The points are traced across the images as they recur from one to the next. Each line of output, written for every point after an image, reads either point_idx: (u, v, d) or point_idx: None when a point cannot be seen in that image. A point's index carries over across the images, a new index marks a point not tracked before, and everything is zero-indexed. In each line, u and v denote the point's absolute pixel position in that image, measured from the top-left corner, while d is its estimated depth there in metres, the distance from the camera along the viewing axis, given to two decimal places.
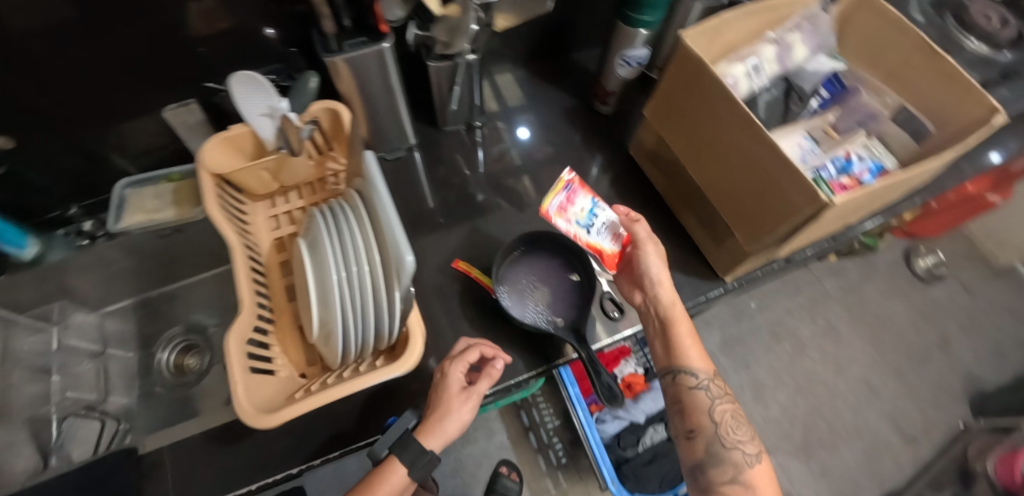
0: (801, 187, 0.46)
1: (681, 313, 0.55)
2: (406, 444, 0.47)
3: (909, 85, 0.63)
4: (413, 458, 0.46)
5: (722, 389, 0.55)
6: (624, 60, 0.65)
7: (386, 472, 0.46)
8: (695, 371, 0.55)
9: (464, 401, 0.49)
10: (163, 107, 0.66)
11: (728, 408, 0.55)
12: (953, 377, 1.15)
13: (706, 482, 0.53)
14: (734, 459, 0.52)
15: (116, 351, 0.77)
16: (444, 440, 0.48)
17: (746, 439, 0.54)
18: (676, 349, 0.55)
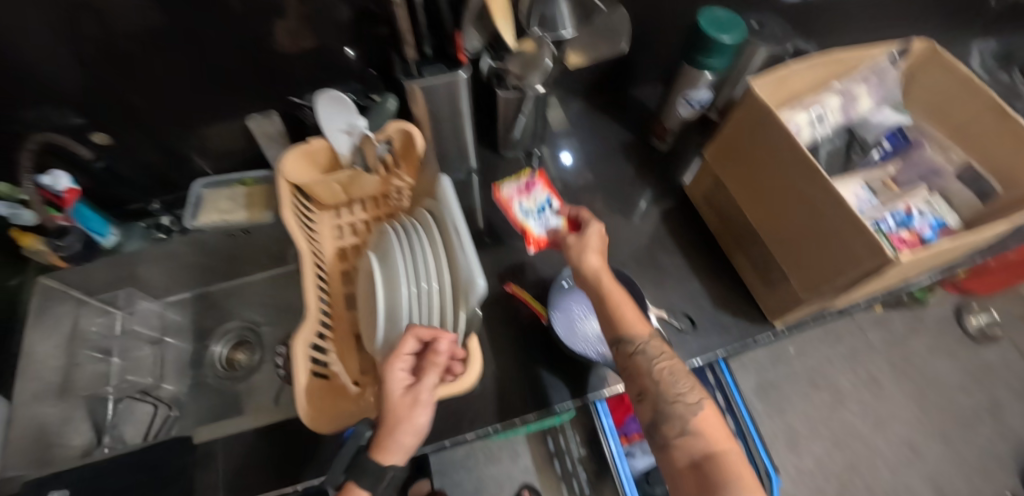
0: (864, 241, 0.46)
1: (610, 283, 0.55)
2: (364, 467, 0.41)
3: (977, 144, 0.62)
4: (373, 480, 0.41)
5: (661, 347, 0.52)
6: (687, 101, 0.67)
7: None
8: (632, 336, 0.52)
9: (412, 406, 0.41)
10: (247, 116, 0.70)
11: (667, 364, 0.52)
12: (1004, 446, 1.09)
13: (662, 438, 0.50)
14: (680, 412, 0.50)
15: (173, 340, 0.80)
16: (408, 453, 0.42)
17: (689, 390, 0.51)
18: (614, 319, 0.53)
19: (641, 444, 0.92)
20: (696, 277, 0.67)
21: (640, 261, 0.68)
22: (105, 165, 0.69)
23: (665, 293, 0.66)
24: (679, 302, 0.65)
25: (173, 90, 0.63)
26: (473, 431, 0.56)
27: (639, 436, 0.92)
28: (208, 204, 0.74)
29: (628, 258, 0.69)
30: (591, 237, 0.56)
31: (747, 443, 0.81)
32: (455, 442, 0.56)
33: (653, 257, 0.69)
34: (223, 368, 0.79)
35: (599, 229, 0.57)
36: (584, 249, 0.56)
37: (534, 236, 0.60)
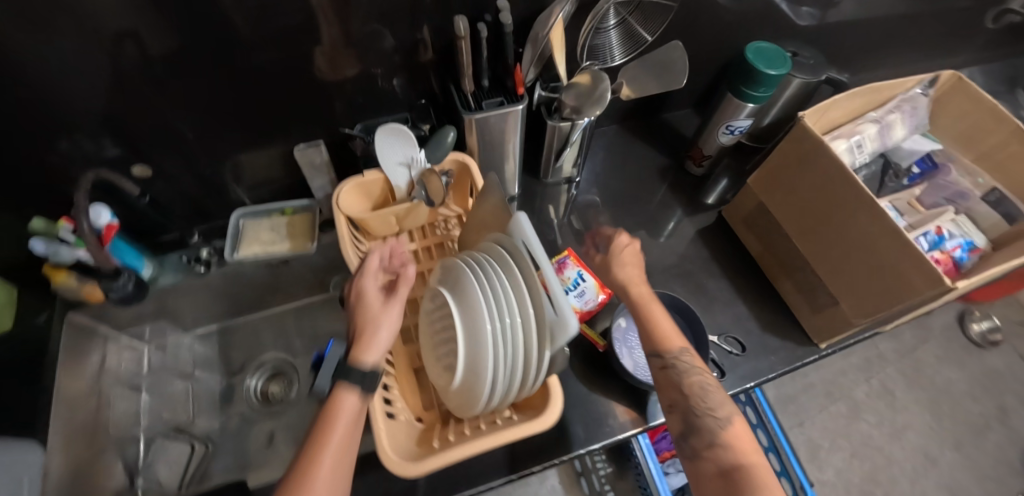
0: (923, 270, 0.48)
1: (644, 293, 0.53)
2: (348, 366, 0.44)
3: (1005, 169, 0.65)
4: (359, 379, 0.43)
5: (694, 358, 0.49)
6: (728, 129, 0.69)
7: (334, 408, 0.42)
8: (662, 346, 0.50)
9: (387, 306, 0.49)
10: (292, 145, 0.68)
11: (699, 379, 0.48)
12: (1012, 450, 1.14)
13: (691, 449, 0.46)
14: (707, 425, 0.45)
15: (203, 374, 0.76)
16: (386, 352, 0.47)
17: (719, 405, 0.47)
18: (645, 328, 0.51)
19: (674, 463, 0.95)
20: (741, 301, 0.69)
21: (687, 286, 0.69)
22: (151, 199, 0.67)
23: (714, 317, 0.67)
24: (728, 326, 0.67)
25: (219, 122, 0.62)
26: (539, 463, 0.56)
27: (670, 454, 0.95)
28: (250, 234, 0.74)
29: (674, 283, 0.70)
30: (622, 246, 0.56)
31: (783, 460, 0.84)
32: (522, 475, 0.56)
33: (699, 282, 0.70)
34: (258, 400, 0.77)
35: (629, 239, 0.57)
36: (614, 255, 0.56)
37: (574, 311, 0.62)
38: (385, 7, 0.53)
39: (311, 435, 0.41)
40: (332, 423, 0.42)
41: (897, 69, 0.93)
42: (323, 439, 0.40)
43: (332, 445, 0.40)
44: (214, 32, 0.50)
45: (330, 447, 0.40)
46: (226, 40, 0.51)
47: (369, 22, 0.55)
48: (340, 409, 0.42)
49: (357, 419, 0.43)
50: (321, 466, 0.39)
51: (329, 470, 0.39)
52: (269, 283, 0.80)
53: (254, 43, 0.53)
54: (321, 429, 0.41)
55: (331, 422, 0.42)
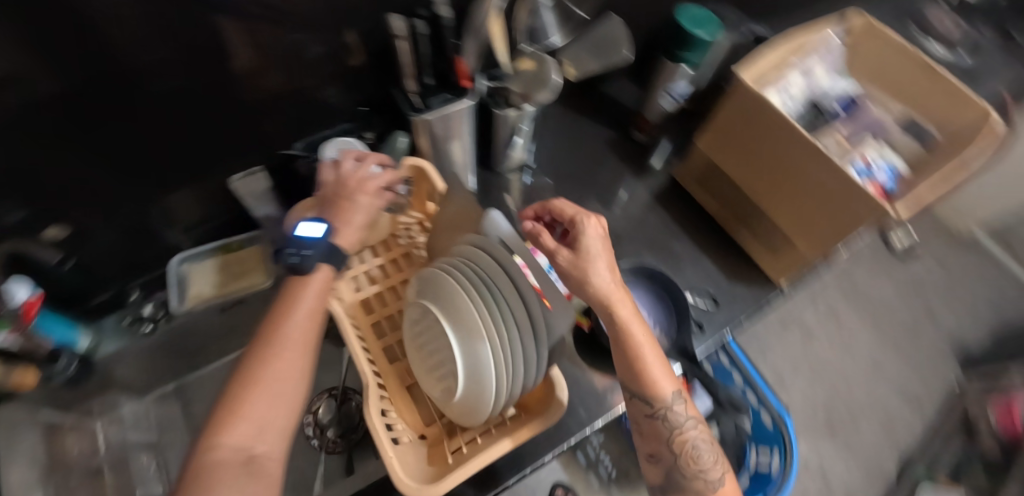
0: (866, 202, 0.52)
1: (627, 314, 0.50)
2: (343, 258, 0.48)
3: (912, 98, 0.72)
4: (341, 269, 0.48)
5: (689, 416, 0.51)
6: (668, 94, 0.71)
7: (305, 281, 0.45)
8: (658, 400, 0.50)
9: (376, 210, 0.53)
10: (229, 177, 0.63)
11: (691, 435, 0.51)
12: (942, 343, 1.29)
13: None
14: (695, 486, 0.50)
15: (172, 438, 0.69)
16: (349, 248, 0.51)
17: (708, 465, 0.51)
18: (640, 378, 0.50)
19: None
20: (705, 257, 0.72)
21: (655, 252, 0.72)
22: (76, 263, 0.60)
23: (684, 277, 0.70)
24: (698, 283, 0.70)
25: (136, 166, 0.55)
26: (549, 451, 0.57)
27: None
28: (195, 279, 0.70)
29: (642, 252, 0.71)
30: (593, 241, 0.51)
31: (759, 394, 0.88)
32: (535, 467, 0.57)
33: (664, 246, 0.72)
34: None
35: (595, 225, 0.51)
36: (587, 260, 0.50)
37: None
38: (305, 16, 0.49)
39: (282, 299, 0.44)
40: (302, 291, 0.45)
41: (807, 15, 0.98)
42: (292, 307, 0.43)
43: (302, 314, 0.43)
44: (112, 70, 0.44)
45: (298, 312, 0.43)
46: (125, 77, 0.45)
47: (290, 32, 0.50)
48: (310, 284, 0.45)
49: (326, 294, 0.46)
50: (290, 330, 0.42)
51: (301, 336, 0.42)
52: (225, 326, 0.74)
53: (164, 73, 0.47)
54: (289, 300, 0.44)
55: (298, 293, 0.45)
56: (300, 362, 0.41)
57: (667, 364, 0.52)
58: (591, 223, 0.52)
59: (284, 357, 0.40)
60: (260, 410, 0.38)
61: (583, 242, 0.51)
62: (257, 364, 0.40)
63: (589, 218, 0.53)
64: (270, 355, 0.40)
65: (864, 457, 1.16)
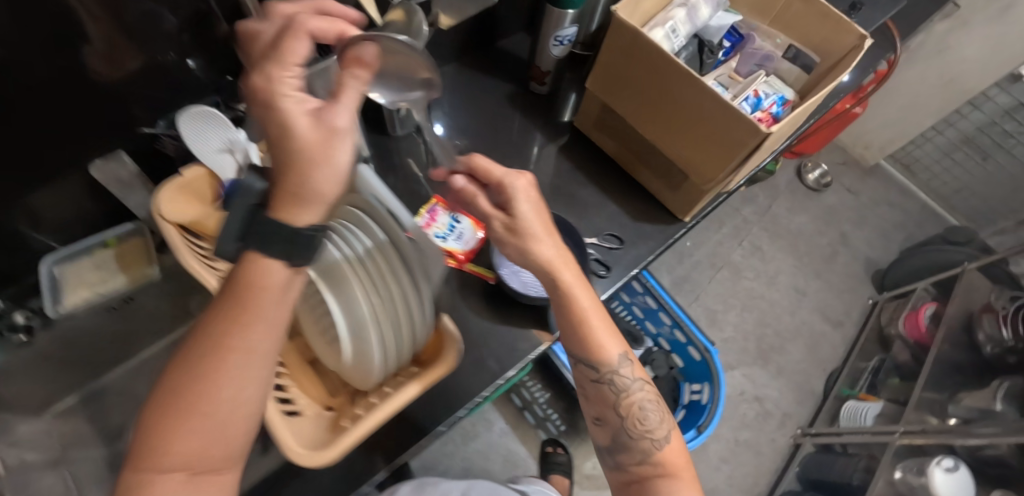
0: (740, 122, 0.53)
1: (570, 276, 0.47)
2: (264, 229, 0.28)
3: (793, 26, 0.74)
4: (285, 246, 0.28)
5: (634, 376, 0.49)
6: (557, 40, 0.69)
7: (246, 277, 0.28)
8: (600, 361, 0.49)
9: (327, 140, 0.27)
10: (91, 164, 0.56)
11: (637, 396, 0.49)
12: (858, 266, 1.40)
13: (616, 464, 0.50)
14: (642, 447, 0.48)
15: (81, 452, 0.65)
16: (320, 202, 0.29)
17: (655, 425, 0.49)
18: (581, 341, 0.49)
19: None
20: (611, 201, 0.73)
21: (562, 200, 0.72)
22: None
23: (590, 221, 0.71)
24: (603, 225, 0.71)
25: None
26: (462, 407, 0.57)
27: None
28: (71, 280, 0.63)
29: (550, 202, 0.72)
30: (533, 204, 0.47)
31: (686, 332, 0.96)
32: (450, 424, 0.57)
33: (572, 193, 0.73)
34: None
35: (524, 186, 0.46)
36: (528, 224, 0.47)
37: (459, 252, 0.63)
38: None
39: (227, 296, 0.29)
40: (252, 289, 0.29)
41: None
42: (232, 316, 0.28)
43: (249, 329, 0.28)
44: None
45: (243, 321, 0.28)
46: None
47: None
48: (256, 278, 0.29)
49: (283, 290, 0.30)
50: (227, 351, 0.28)
51: (247, 355, 0.28)
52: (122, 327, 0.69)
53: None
54: (236, 299, 0.28)
55: (248, 290, 0.29)
56: (245, 387, 0.28)
57: (614, 326, 0.51)
58: (525, 186, 0.47)
59: (225, 383, 0.28)
60: (186, 450, 0.28)
61: (520, 206, 0.47)
62: (187, 395, 0.27)
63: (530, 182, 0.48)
64: (203, 381, 0.27)
65: (793, 376, 1.26)
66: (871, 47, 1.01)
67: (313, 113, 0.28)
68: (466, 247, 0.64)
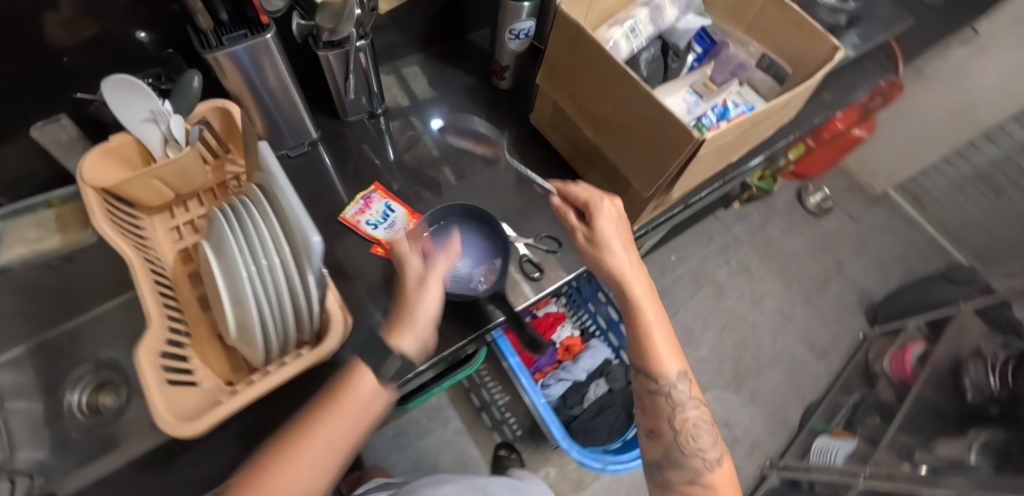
0: (676, 127, 0.50)
1: (641, 292, 0.52)
2: (377, 346, 0.47)
3: (766, 35, 0.71)
4: (382, 357, 0.46)
5: (692, 395, 0.53)
6: (513, 34, 0.68)
7: (346, 385, 0.43)
8: (664, 376, 0.53)
9: (421, 290, 0.49)
10: (30, 126, 0.57)
11: (692, 415, 0.53)
12: (850, 295, 1.35)
13: (664, 480, 0.52)
14: (692, 464, 0.51)
15: (15, 403, 0.66)
16: (416, 335, 0.48)
17: (705, 445, 0.52)
18: (649, 353, 0.53)
19: (554, 376, 1.04)
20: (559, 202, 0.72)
21: (510, 199, 0.72)
22: None
23: (531, 222, 0.70)
24: (547, 228, 0.70)
25: None
26: None
27: (550, 368, 1.04)
28: (12, 235, 0.62)
29: (497, 199, 0.71)
30: (623, 226, 0.54)
31: None
32: None
33: (522, 193, 0.72)
34: (82, 415, 0.67)
35: (611, 210, 0.53)
36: (616, 238, 0.53)
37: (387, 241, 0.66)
38: None
39: (326, 395, 0.43)
40: (346, 393, 0.43)
41: None
42: (328, 412, 0.42)
43: (331, 423, 0.42)
44: None
45: (333, 417, 0.42)
46: None
47: None
48: (353, 388, 0.43)
49: (365, 403, 0.43)
50: (315, 436, 0.41)
51: (331, 442, 0.42)
52: None
53: None
54: (333, 397, 0.43)
55: (344, 393, 0.43)
56: (314, 468, 0.40)
57: (675, 346, 0.55)
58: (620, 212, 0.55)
59: (302, 457, 0.40)
60: None
61: (603, 224, 0.52)
62: (273, 462, 0.40)
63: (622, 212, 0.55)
64: (289, 456, 0.40)
65: (768, 404, 1.20)
66: (870, 66, 0.97)
67: (422, 270, 0.52)
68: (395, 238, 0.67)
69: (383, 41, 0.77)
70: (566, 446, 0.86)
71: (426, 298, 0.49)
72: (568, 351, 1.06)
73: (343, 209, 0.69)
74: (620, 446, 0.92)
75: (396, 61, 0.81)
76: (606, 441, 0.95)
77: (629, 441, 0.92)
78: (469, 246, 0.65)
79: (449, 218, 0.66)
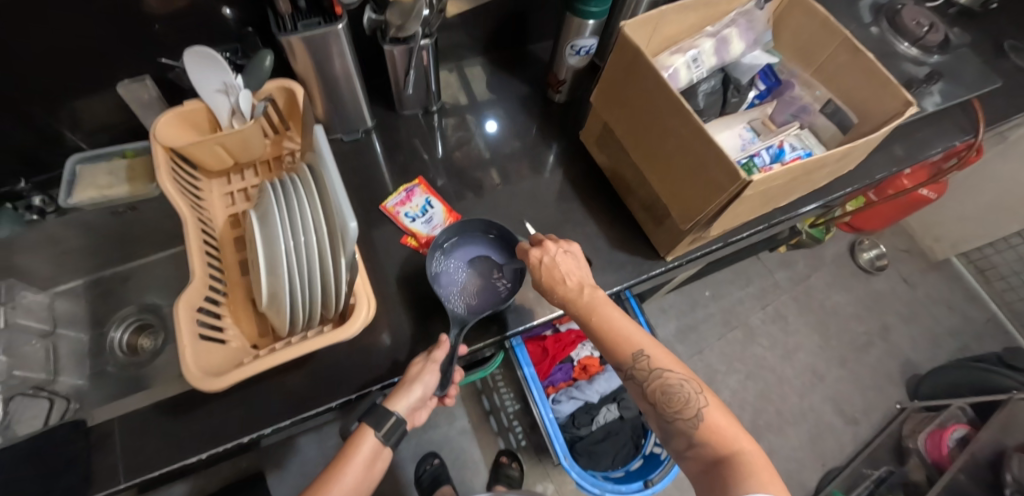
0: (723, 164, 0.49)
1: (579, 307, 0.55)
2: (372, 410, 0.53)
3: (835, 79, 0.68)
4: (377, 419, 0.52)
5: (649, 364, 0.52)
6: (574, 49, 0.69)
7: (355, 443, 0.52)
8: (617, 362, 0.54)
9: (424, 368, 0.54)
10: (117, 82, 0.62)
11: (659, 384, 0.52)
12: (892, 362, 1.27)
13: (677, 452, 0.51)
14: (680, 429, 0.50)
15: (67, 330, 0.74)
16: (410, 403, 0.53)
17: (686, 405, 0.50)
18: (603, 349, 0.55)
19: (567, 392, 1.02)
20: (594, 221, 0.71)
21: (547, 212, 0.72)
22: None
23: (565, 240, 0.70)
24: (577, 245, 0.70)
25: (27, 60, 0.55)
26: (376, 382, 0.60)
27: (564, 384, 1.02)
28: (85, 180, 0.66)
29: (533, 211, 0.72)
30: (558, 258, 0.57)
31: None
32: (361, 395, 0.59)
33: (559, 207, 0.72)
34: (124, 354, 0.75)
35: (530, 259, 0.57)
36: (552, 271, 0.56)
37: (422, 237, 0.68)
38: None
39: (332, 464, 0.51)
40: (351, 456, 0.51)
41: None
42: (343, 466, 0.50)
43: (347, 476, 0.50)
44: None
45: (344, 475, 0.50)
46: None
47: None
48: (361, 445, 0.52)
49: (370, 462, 0.52)
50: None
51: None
52: (127, 232, 0.75)
53: None
54: (340, 462, 0.51)
55: (350, 455, 0.51)
56: None
57: (632, 325, 0.55)
58: (556, 247, 0.58)
59: None
60: None
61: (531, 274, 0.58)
62: None
63: (559, 245, 0.58)
64: None
65: (784, 461, 1.14)
66: (948, 126, 0.91)
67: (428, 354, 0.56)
68: (431, 232, 0.69)
69: (446, 39, 0.79)
70: (566, 466, 0.85)
71: (427, 383, 0.54)
72: (583, 370, 1.02)
73: (385, 198, 0.71)
74: (622, 476, 0.92)
75: (456, 61, 0.84)
76: (608, 467, 0.94)
77: (632, 472, 0.92)
78: (489, 266, 0.65)
79: (492, 231, 0.67)
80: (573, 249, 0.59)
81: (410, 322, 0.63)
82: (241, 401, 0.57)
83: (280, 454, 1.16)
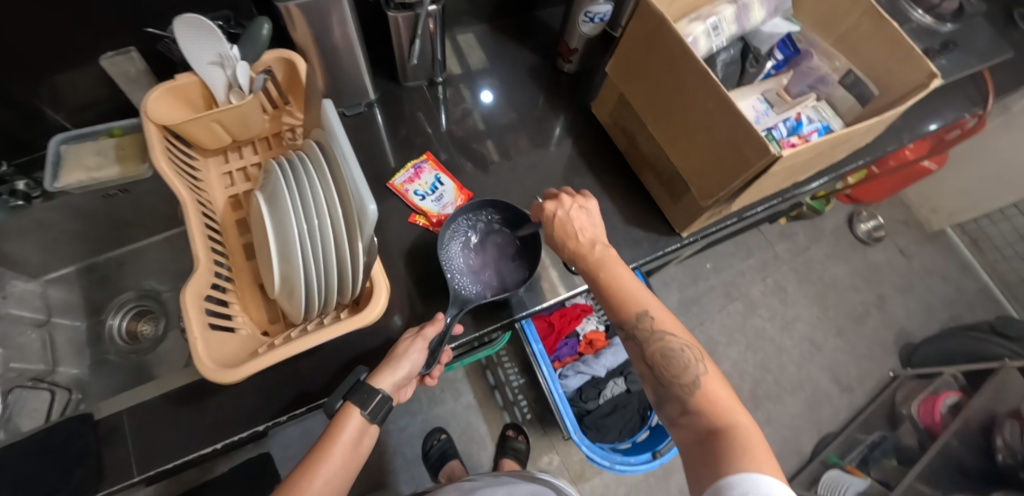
0: (754, 142, 0.47)
1: (590, 262, 0.54)
2: (355, 387, 0.51)
3: (858, 50, 0.66)
4: (361, 398, 0.50)
5: (653, 325, 0.51)
6: (589, 16, 0.66)
7: (340, 423, 0.50)
8: (620, 320, 0.52)
9: (410, 345, 0.53)
10: (101, 54, 0.57)
11: (660, 346, 0.50)
12: (887, 332, 1.31)
13: (668, 418, 0.50)
14: (675, 394, 0.49)
15: (61, 319, 0.71)
16: (393, 381, 0.52)
17: (685, 371, 0.49)
18: (608, 306, 0.54)
19: (574, 367, 1.03)
20: (608, 197, 0.70)
21: (557, 186, 0.70)
22: None
23: None
24: None
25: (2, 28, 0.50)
26: None
27: (570, 359, 1.03)
28: (71, 161, 0.62)
29: (545, 186, 0.70)
30: (572, 212, 0.56)
31: None
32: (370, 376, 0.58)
33: (569, 182, 0.70)
34: (124, 342, 0.74)
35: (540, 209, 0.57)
36: (565, 225, 0.56)
37: (433, 215, 0.66)
38: None
39: (316, 447, 0.50)
40: (334, 439, 0.50)
41: None
42: (328, 446, 0.49)
43: (332, 455, 0.49)
44: None
45: (329, 455, 0.49)
46: None
47: None
48: (346, 424, 0.50)
49: (357, 438, 0.51)
50: (316, 475, 0.48)
51: (332, 476, 0.49)
52: (120, 216, 0.71)
53: None
54: (324, 444, 0.49)
55: (333, 434, 0.50)
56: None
57: (642, 287, 0.53)
58: (570, 201, 0.57)
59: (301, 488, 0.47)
60: None
61: (546, 227, 0.57)
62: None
63: (576, 200, 0.57)
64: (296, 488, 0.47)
65: (782, 429, 1.18)
66: (958, 97, 0.89)
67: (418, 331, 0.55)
68: (442, 210, 0.66)
69: (451, 5, 0.75)
70: (576, 440, 0.86)
71: (411, 358, 0.53)
72: (589, 345, 1.04)
73: (392, 175, 0.68)
74: (630, 448, 0.94)
75: (460, 29, 0.80)
76: (615, 439, 0.95)
77: (639, 444, 0.94)
78: (501, 247, 0.64)
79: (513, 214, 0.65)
80: (589, 205, 0.58)
81: (423, 304, 0.61)
82: (254, 388, 0.56)
83: (286, 434, 1.16)
